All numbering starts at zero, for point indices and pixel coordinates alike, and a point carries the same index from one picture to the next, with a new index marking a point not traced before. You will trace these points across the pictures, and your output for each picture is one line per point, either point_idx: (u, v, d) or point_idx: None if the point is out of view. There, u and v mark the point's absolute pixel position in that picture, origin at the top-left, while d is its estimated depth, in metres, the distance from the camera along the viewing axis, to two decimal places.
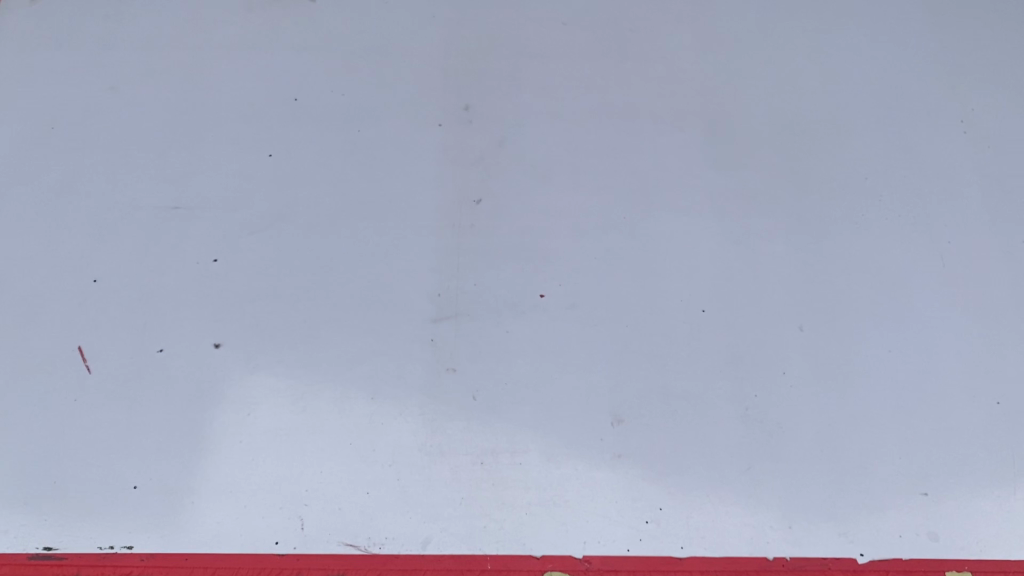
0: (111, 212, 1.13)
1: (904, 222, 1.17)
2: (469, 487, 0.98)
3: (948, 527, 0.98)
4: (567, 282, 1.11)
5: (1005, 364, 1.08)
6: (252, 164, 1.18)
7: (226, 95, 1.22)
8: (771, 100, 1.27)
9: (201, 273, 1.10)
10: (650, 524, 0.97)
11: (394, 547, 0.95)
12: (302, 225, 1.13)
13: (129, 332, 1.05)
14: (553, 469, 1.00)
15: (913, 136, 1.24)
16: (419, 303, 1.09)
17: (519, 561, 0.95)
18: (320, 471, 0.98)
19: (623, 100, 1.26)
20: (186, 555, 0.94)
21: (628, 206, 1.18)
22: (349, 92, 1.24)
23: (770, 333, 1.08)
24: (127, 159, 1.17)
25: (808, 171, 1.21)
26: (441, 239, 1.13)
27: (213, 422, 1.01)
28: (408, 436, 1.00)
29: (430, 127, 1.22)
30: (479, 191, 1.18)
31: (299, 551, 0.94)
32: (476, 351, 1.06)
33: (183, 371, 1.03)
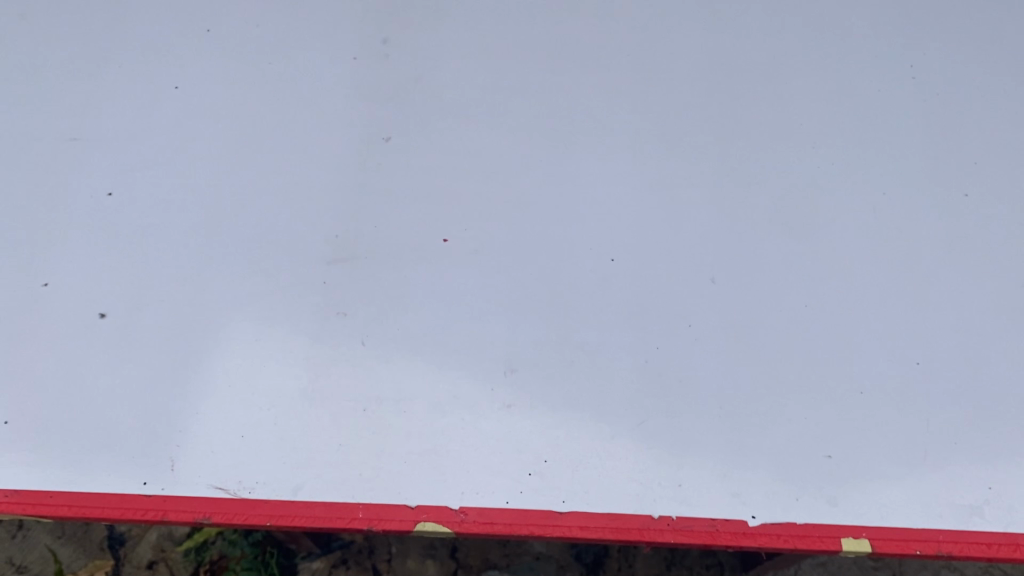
0: (7, 142, 1.10)
1: (840, 170, 1.11)
2: (348, 434, 0.94)
3: (849, 492, 0.93)
4: (472, 226, 1.06)
5: (930, 320, 1.02)
6: (156, 96, 1.14)
7: (137, 27, 1.19)
8: (706, 38, 1.20)
9: (94, 207, 1.07)
10: (532, 477, 0.93)
11: (264, 492, 0.92)
12: (202, 161, 1.10)
13: (13, 265, 1.02)
14: (438, 418, 0.95)
15: (858, 80, 1.17)
16: (314, 243, 1.05)
17: (392, 511, 0.91)
18: (195, 412, 0.95)
19: (550, 34, 1.20)
20: (51, 492, 0.92)
21: (545, 146, 1.12)
22: (264, 24, 1.20)
23: (680, 283, 1.03)
24: (28, 88, 1.14)
25: (739, 113, 1.14)
26: (345, 178, 1.09)
27: (89, 359, 0.98)
28: (290, 379, 0.97)
29: (345, 61, 1.17)
30: (390, 128, 1.13)
31: (166, 492, 0.92)
32: (368, 294, 1.02)
33: (65, 306, 1.01)
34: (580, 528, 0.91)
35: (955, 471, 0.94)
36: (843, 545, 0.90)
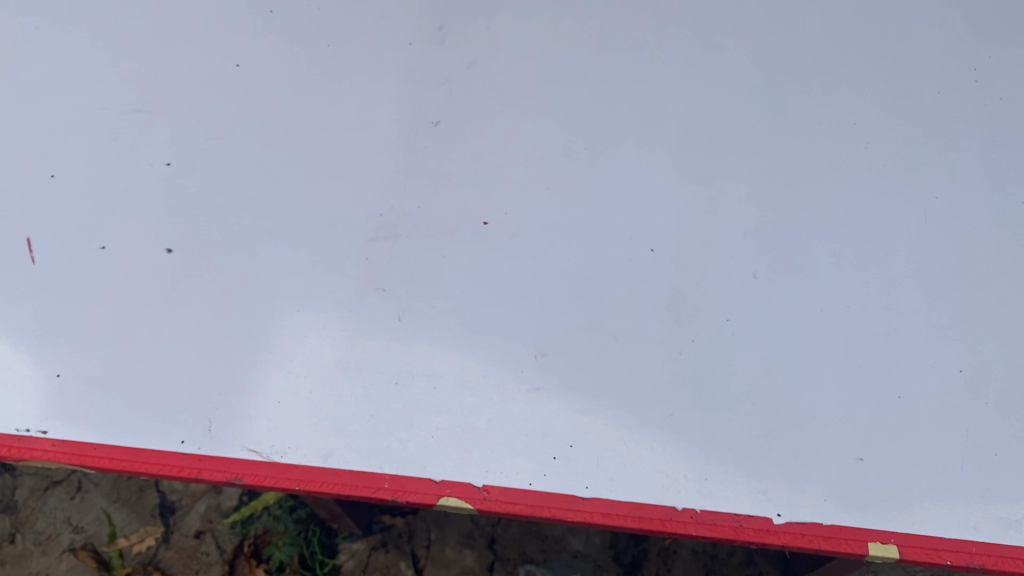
0: (76, 110, 1.15)
1: (892, 172, 1.08)
2: (379, 406, 0.96)
3: (880, 497, 0.91)
4: (514, 210, 1.07)
5: (975, 331, 0.99)
6: (218, 73, 1.18)
7: (204, 5, 1.23)
8: (763, 34, 1.19)
9: (153, 176, 1.11)
10: (557, 460, 0.93)
11: (295, 457, 0.94)
12: (258, 137, 1.13)
13: (75, 228, 1.07)
14: (468, 396, 0.96)
15: (917, 81, 1.14)
16: (359, 221, 1.07)
17: (417, 484, 0.92)
18: (235, 376, 0.98)
19: (605, 25, 1.20)
20: (95, 445, 0.95)
21: (591, 135, 1.12)
22: (325, 7, 1.23)
23: (720, 278, 1.02)
24: (99, 60, 1.19)
25: (792, 110, 1.13)
26: (393, 159, 1.11)
27: (139, 320, 1.02)
28: (328, 350, 0.99)
29: (400, 45, 1.19)
30: (440, 112, 1.14)
31: (202, 452, 0.95)
32: (407, 272, 1.04)
33: (120, 269, 1.05)
34: (602, 514, 0.91)
35: (992, 483, 0.92)
36: (870, 549, 0.88)
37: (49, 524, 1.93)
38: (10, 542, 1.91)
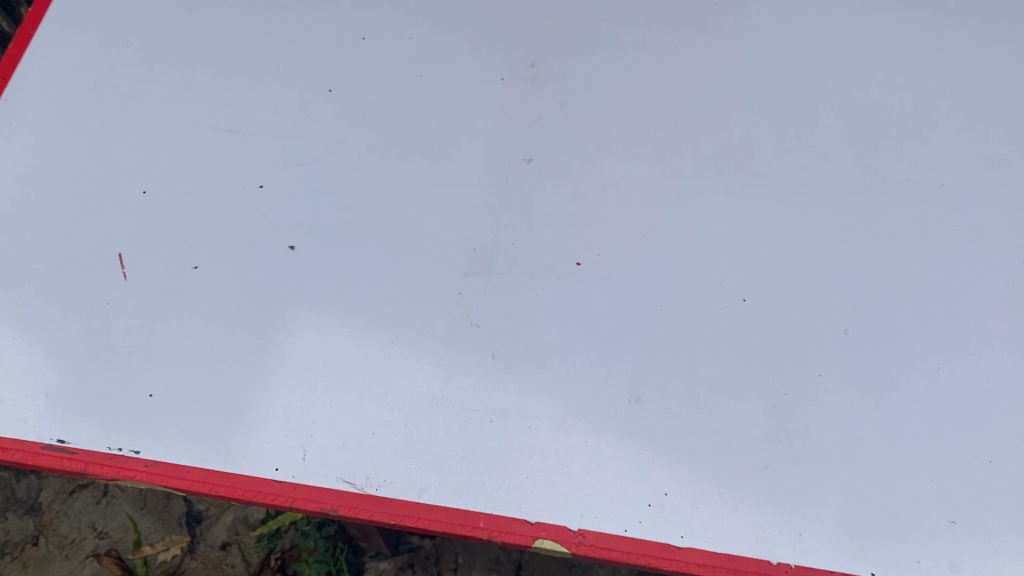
0: (168, 127, 1.16)
1: (981, 234, 1.10)
2: (474, 443, 0.97)
3: (973, 561, 0.91)
4: (607, 253, 1.08)
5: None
6: (310, 98, 1.18)
7: (296, 28, 1.24)
8: (852, 89, 1.20)
9: (246, 198, 1.11)
10: (652, 508, 0.94)
11: (390, 491, 0.95)
12: (350, 165, 1.14)
13: (168, 246, 1.07)
14: (562, 438, 0.97)
15: (1005, 146, 1.15)
16: (452, 254, 1.08)
17: (513, 524, 0.93)
18: (329, 405, 0.98)
19: (696, 70, 1.21)
20: (188, 468, 0.96)
21: (683, 180, 1.13)
22: (417, 37, 1.24)
23: (812, 332, 1.03)
24: (191, 79, 1.20)
25: (881, 167, 1.14)
26: (486, 194, 1.12)
27: (233, 342, 1.02)
28: (422, 383, 0.99)
29: (493, 80, 1.20)
30: (532, 149, 1.15)
31: (296, 480, 0.95)
32: (501, 309, 1.04)
33: (213, 290, 1.05)
34: (697, 564, 0.91)
35: None
36: None
37: (73, 528, 1.90)
38: (34, 544, 1.88)
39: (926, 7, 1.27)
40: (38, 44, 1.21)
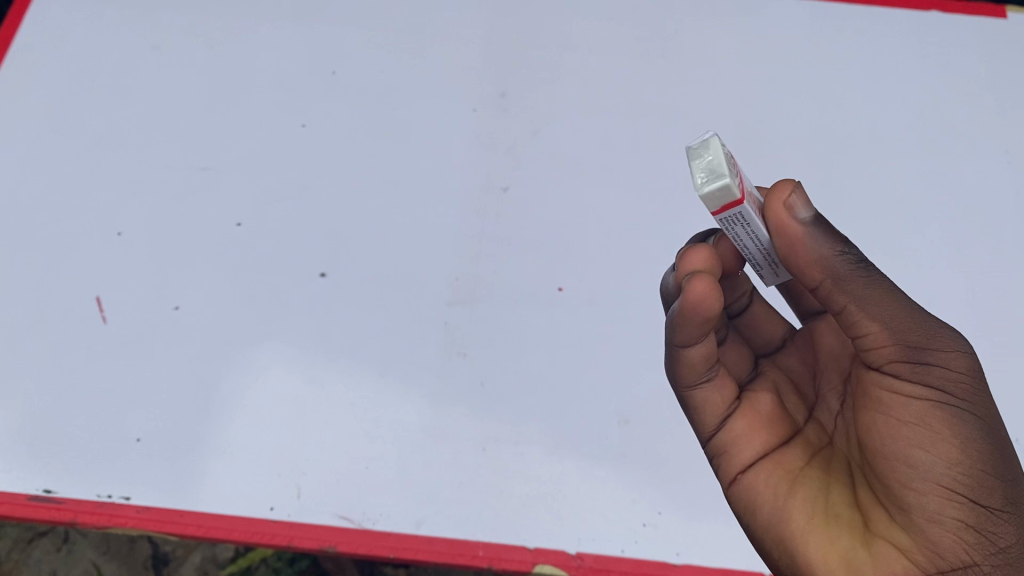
0: (141, 168, 1.15)
1: (939, 247, 1.15)
2: (468, 472, 0.97)
3: None
4: (587, 278, 1.10)
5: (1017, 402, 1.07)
6: (284, 133, 1.19)
7: (265, 63, 1.24)
8: (812, 111, 1.25)
9: (224, 236, 1.11)
10: (647, 528, 0.96)
11: (387, 524, 0.95)
12: (328, 199, 1.14)
13: (148, 289, 1.07)
14: (555, 463, 0.98)
15: (956, 163, 1.22)
16: (435, 285, 1.09)
17: (512, 551, 0.93)
18: (321, 441, 0.98)
19: (663, 95, 1.24)
20: (180, 512, 0.94)
21: (657, 203, 1.16)
22: (388, 69, 1.24)
23: None
24: (161, 118, 1.19)
25: (843, 186, 1.19)
26: (465, 224, 1.13)
27: (221, 381, 1.02)
28: (413, 415, 1.00)
29: (465, 110, 1.22)
30: (507, 178, 1.17)
31: (292, 518, 0.95)
32: (487, 338, 1.05)
33: (197, 330, 1.04)
34: None
35: None
36: None
37: None
38: None
39: (878, 28, 1.32)
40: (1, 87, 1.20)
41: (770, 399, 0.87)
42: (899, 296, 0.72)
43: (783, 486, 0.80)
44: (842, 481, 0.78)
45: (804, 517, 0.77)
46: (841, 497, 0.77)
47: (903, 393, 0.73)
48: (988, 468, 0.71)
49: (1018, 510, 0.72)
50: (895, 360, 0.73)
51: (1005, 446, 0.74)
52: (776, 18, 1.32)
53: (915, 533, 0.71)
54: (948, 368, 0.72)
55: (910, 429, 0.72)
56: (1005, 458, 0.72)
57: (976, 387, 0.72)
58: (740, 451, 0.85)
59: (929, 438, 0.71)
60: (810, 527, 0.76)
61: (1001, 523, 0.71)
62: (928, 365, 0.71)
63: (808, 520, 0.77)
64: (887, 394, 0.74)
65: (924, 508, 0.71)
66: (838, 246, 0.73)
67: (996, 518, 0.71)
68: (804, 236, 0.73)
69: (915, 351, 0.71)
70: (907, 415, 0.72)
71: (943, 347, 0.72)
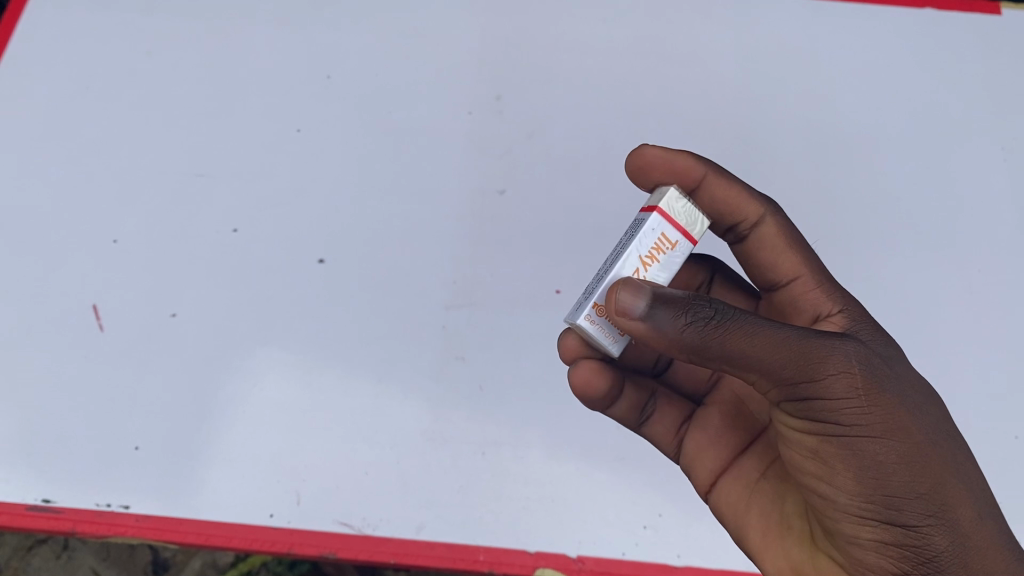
0: (136, 174, 1.15)
1: (936, 246, 1.16)
2: (467, 476, 0.97)
3: None
4: (585, 280, 1.10)
5: (1012, 401, 1.07)
6: (279, 138, 1.18)
7: (259, 67, 1.24)
8: (807, 110, 1.25)
9: (221, 242, 1.11)
10: (648, 530, 0.96)
11: (387, 530, 0.95)
12: (324, 203, 1.14)
13: (144, 296, 1.07)
14: (555, 466, 0.98)
15: (952, 161, 1.22)
16: (433, 289, 1.08)
17: (512, 555, 0.94)
18: (320, 447, 0.98)
19: (659, 96, 1.24)
20: (180, 520, 0.95)
21: None
22: (382, 72, 1.24)
23: None
24: (155, 124, 1.19)
25: (838, 187, 1.19)
26: (462, 227, 1.13)
27: (218, 388, 1.01)
28: (412, 420, 1.00)
29: (460, 113, 1.21)
30: (504, 181, 1.17)
31: (292, 525, 0.95)
32: (485, 341, 1.05)
33: (194, 337, 1.04)
34: None
35: None
36: None
37: None
38: None
39: (873, 25, 1.32)
40: None
41: (722, 412, 0.94)
42: (771, 332, 0.69)
43: (742, 503, 0.88)
44: (791, 497, 0.84)
45: (761, 534, 0.85)
46: (795, 510, 0.83)
47: (794, 428, 0.74)
48: (891, 489, 0.70)
49: (940, 515, 0.71)
50: (783, 399, 0.72)
51: (911, 454, 0.70)
52: (772, 16, 1.31)
53: (843, 553, 0.75)
54: (831, 400, 0.69)
55: (814, 461, 0.73)
56: (912, 469, 0.70)
57: (871, 409, 0.69)
58: (699, 474, 0.93)
59: (826, 471, 0.72)
60: (766, 544, 0.84)
61: (924, 534, 0.71)
62: (808, 403, 0.70)
63: (766, 545, 0.84)
64: (786, 427, 0.75)
65: (843, 534, 0.73)
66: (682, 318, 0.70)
67: (916, 530, 0.71)
68: (649, 330, 0.71)
69: (796, 393, 0.70)
70: (807, 448, 0.74)
71: (824, 381, 0.68)
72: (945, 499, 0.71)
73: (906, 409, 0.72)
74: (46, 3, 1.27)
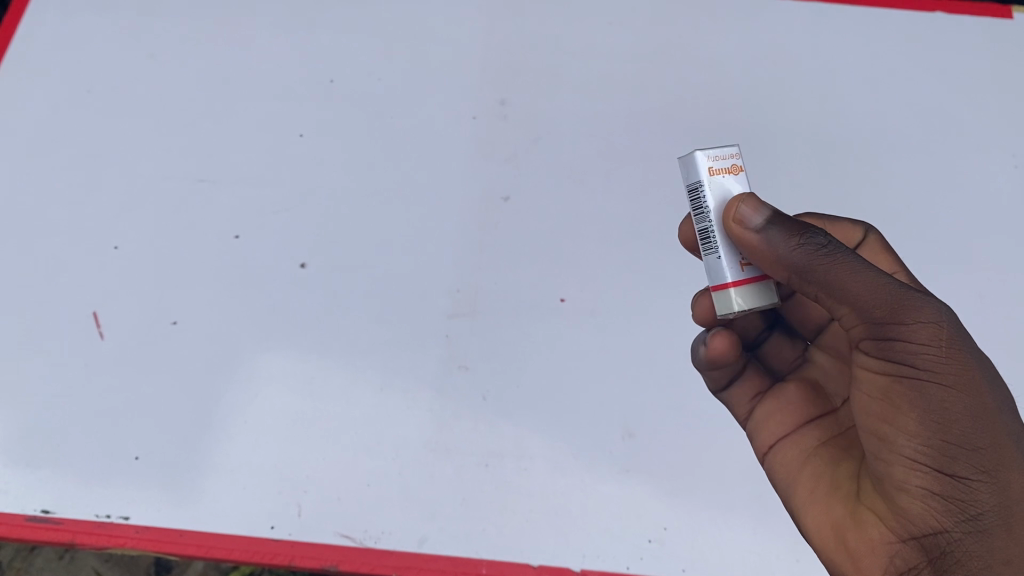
0: (137, 179, 1.14)
1: (947, 254, 1.14)
2: (470, 488, 0.96)
3: None
4: (589, 288, 1.09)
5: None
6: (281, 143, 1.17)
7: (261, 71, 1.23)
8: (815, 115, 1.23)
9: (222, 249, 1.10)
10: (652, 543, 0.95)
11: (390, 543, 0.94)
12: (327, 210, 1.13)
13: (145, 303, 1.06)
14: (559, 478, 0.97)
15: (963, 167, 1.20)
16: (436, 297, 1.07)
17: (516, 569, 0.93)
18: (322, 458, 0.97)
19: (665, 100, 1.23)
20: (180, 531, 0.94)
21: (660, 210, 1.14)
22: (385, 76, 1.23)
23: None
24: (156, 129, 1.18)
25: (847, 193, 1.17)
26: (465, 234, 1.12)
27: (219, 397, 1.01)
28: (414, 430, 0.99)
29: (464, 118, 1.20)
30: (508, 187, 1.15)
31: (294, 537, 0.94)
32: (489, 350, 1.04)
33: (194, 345, 1.03)
34: None
35: None
36: None
37: None
38: None
39: (880, 30, 1.31)
40: None
41: (799, 387, 0.93)
42: (867, 271, 0.70)
43: (797, 462, 0.88)
44: (848, 460, 0.84)
45: (808, 491, 0.85)
46: (849, 470, 0.83)
47: (868, 371, 0.74)
48: (954, 439, 0.69)
49: (995, 475, 0.70)
50: (863, 338, 0.72)
51: (983, 408, 0.69)
52: (779, 20, 1.30)
53: (890, 505, 0.74)
54: (911, 343, 0.69)
55: (879, 404, 0.73)
56: (978, 422, 0.69)
57: (948, 358, 0.69)
58: (763, 438, 0.94)
59: (891, 413, 0.72)
60: (812, 500, 0.84)
61: (972, 490, 0.70)
62: (887, 342, 0.70)
63: (811, 500, 0.84)
64: (858, 373, 0.75)
65: (893, 481, 0.73)
66: (794, 238, 0.72)
67: (966, 485, 0.70)
68: (761, 244, 0.72)
69: (877, 329, 0.70)
70: (875, 391, 0.73)
71: (909, 320, 0.69)
72: (1003, 463, 0.70)
73: (986, 371, 0.71)
74: (48, 7, 1.27)
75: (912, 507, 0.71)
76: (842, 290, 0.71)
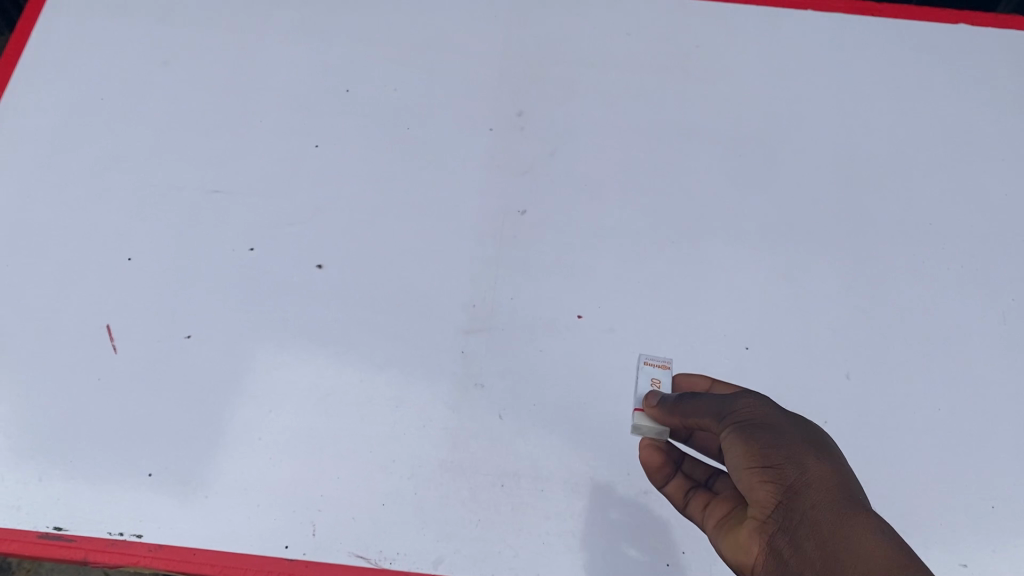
0: (151, 190, 1.13)
1: (972, 271, 1.12)
2: (487, 509, 0.95)
3: None
4: (607, 304, 1.07)
5: None
6: (297, 154, 1.16)
7: (277, 80, 1.22)
8: (837, 128, 1.21)
9: (236, 262, 1.09)
10: (671, 567, 0.93)
11: (405, 564, 0.92)
12: (342, 222, 1.12)
13: (159, 316, 1.05)
14: (576, 499, 0.96)
15: (987, 182, 1.18)
16: (452, 312, 1.06)
17: None
18: (336, 476, 0.96)
19: (684, 113, 1.21)
20: (194, 550, 0.92)
21: (679, 225, 1.13)
22: (402, 86, 1.22)
23: (815, 380, 1.03)
24: (171, 138, 1.17)
25: (870, 208, 1.16)
26: (482, 248, 1.10)
27: (233, 413, 1.00)
28: (430, 449, 0.98)
29: (481, 129, 1.19)
30: (525, 201, 1.14)
31: (308, 557, 0.93)
32: (505, 367, 1.03)
33: (208, 359, 1.02)
34: None
35: None
36: None
37: None
38: None
39: (901, 42, 1.29)
40: (8, 105, 1.18)
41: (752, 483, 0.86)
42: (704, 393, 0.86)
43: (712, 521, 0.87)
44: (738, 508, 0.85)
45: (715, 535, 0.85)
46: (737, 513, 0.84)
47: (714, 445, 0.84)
48: (763, 446, 0.76)
49: (800, 459, 0.76)
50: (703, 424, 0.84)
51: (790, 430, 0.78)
52: (798, 32, 1.29)
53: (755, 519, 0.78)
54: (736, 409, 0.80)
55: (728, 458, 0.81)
56: (771, 429, 0.77)
57: (756, 411, 0.80)
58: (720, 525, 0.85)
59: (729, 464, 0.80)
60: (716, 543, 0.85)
61: (779, 472, 0.75)
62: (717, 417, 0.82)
63: (721, 533, 0.84)
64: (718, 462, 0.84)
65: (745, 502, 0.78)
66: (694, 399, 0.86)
67: (779, 471, 0.75)
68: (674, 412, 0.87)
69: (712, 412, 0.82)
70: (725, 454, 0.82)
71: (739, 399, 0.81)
72: (800, 447, 0.76)
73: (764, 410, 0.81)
74: (62, 16, 1.26)
75: (774, 511, 0.76)
76: (688, 398, 0.87)
